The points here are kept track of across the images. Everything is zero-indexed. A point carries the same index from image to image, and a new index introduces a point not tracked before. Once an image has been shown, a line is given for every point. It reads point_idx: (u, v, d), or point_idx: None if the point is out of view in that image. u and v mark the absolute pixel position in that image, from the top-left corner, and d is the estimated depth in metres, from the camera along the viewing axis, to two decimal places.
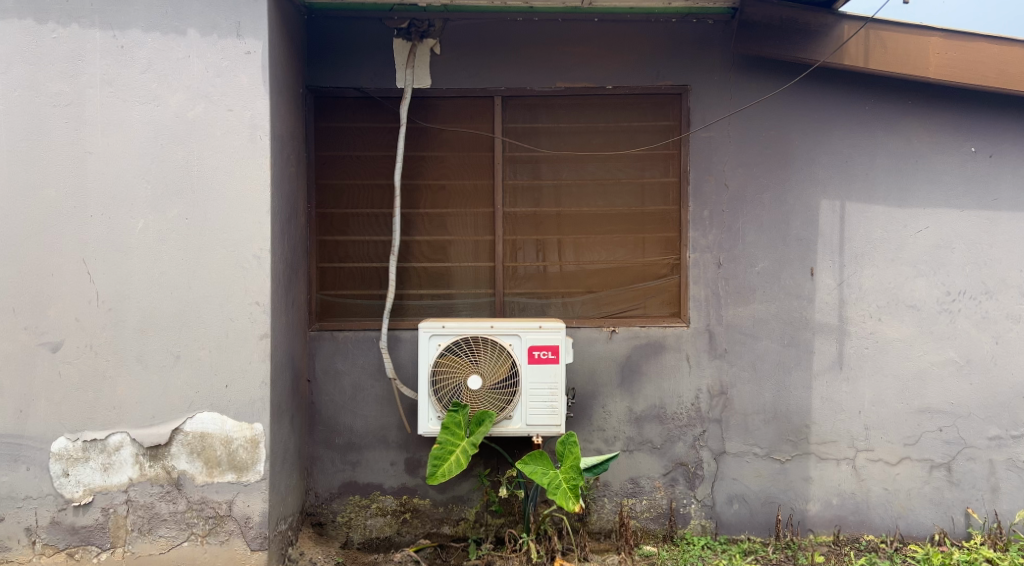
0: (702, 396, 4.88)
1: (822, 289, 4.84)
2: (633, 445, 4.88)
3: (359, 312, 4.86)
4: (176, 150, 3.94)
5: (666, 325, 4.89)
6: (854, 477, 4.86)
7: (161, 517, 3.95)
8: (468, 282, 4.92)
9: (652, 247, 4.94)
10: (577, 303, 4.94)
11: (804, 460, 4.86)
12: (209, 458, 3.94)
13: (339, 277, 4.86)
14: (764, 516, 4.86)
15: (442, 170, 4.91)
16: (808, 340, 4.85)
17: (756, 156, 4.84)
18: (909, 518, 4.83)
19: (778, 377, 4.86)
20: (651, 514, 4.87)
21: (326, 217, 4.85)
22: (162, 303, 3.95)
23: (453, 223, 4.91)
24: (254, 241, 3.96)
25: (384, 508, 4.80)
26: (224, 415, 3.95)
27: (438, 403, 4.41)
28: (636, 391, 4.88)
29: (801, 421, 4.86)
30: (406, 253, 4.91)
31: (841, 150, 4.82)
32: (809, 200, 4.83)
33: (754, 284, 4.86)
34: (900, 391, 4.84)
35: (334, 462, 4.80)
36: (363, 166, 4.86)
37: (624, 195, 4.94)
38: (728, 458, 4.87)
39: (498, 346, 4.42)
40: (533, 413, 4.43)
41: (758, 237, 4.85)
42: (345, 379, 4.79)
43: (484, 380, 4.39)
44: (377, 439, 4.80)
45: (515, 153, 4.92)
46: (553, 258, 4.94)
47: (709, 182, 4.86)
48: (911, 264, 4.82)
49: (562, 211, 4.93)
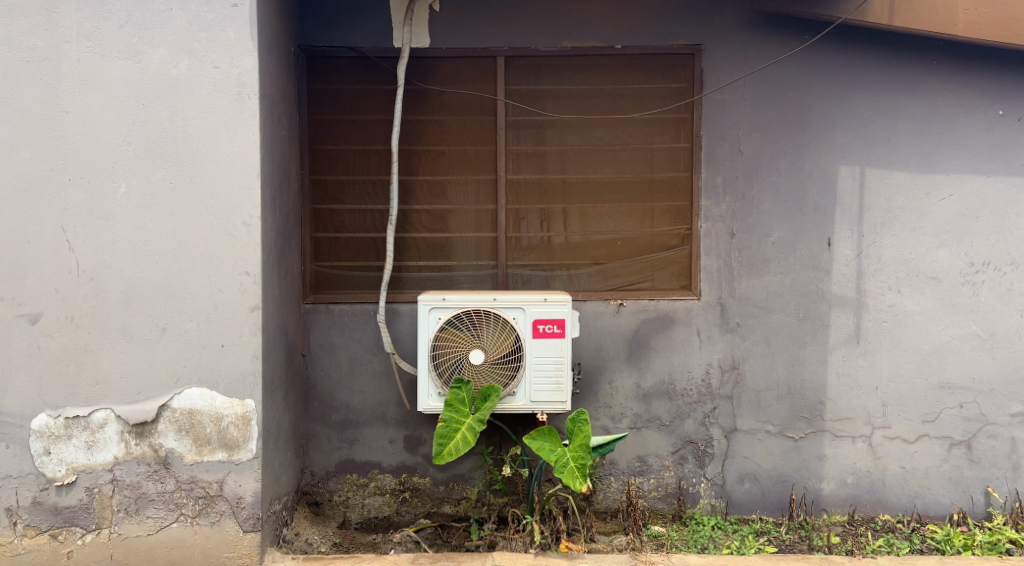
0: (713, 371, 4.70)
1: (840, 260, 4.65)
2: (641, 423, 4.71)
3: (356, 284, 4.66)
4: (158, 110, 3.71)
5: (676, 298, 4.70)
6: (870, 454, 4.69)
7: (148, 497, 3.77)
8: (470, 253, 4.72)
9: (662, 217, 4.74)
10: (584, 275, 4.74)
11: (818, 438, 4.69)
12: (197, 436, 3.76)
13: (335, 248, 4.66)
14: (777, 495, 4.70)
15: (442, 134, 4.68)
16: (824, 313, 4.67)
17: (772, 120, 4.61)
18: (926, 497, 4.67)
19: (792, 352, 4.68)
20: (659, 493, 4.72)
21: (320, 185, 4.63)
22: (146, 273, 3.74)
23: (453, 192, 4.70)
24: (244, 207, 3.75)
25: (383, 487, 4.64)
26: (214, 391, 3.76)
27: (439, 379, 4.22)
28: (644, 366, 4.70)
29: (816, 397, 4.68)
30: (405, 223, 4.70)
31: (861, 114, 4.59)
32: (827, 167, 4.62)
33: (769, 255, 4.66)
34: (919, 366, 4.66)
35: (330, 440, 4.63)
36: (359, 131, 4.63)
37: (632, 162, 4.72)
38: (739, 435, 4.71)
39: (501, 319, 4.22)
40: (537, 389, 4.25)
41: (774, 205, 4.64)
42: (341, 354, 4.60)
43: (487, 355, 4.20)
44: (376, 416, 4.63)
45: (518, 117, 4.69)
46: (559, 228, 4.73)
47: (722, 147, 4.64)
48: (933, 234, 4.62)
49: (567, 178, 4.72)
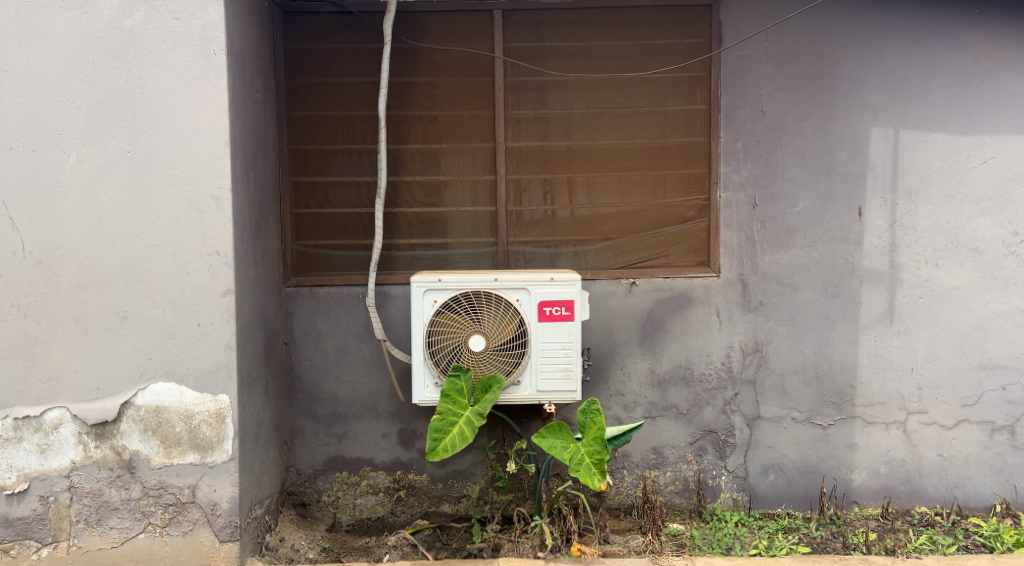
0: (734, 354, 4.32)
1: (871, 231, 4.27)
2: (656, 411, 4.33)
3: (342, 264, 4.25)
4: (111, 68, 3.27)
5: (693, 275, 4.30)
6: (905, 442, 4.32)
7: (111, 506, 3.36)
8: (467, 229, 4.32)
9: (677, 187, 4.33)
10: (592, 252, 4.34)
11: (848, 425, 4.32)
12: (166, 436, 3.35)
13: (318, 226, 4.23)
14: (804, 487, 4.33)
15: (435, 98, 4.26)
16: (854, 289, 4.29)
17: (797, 78, 4.21)
18: (967, 487, 4.31)
19: (819, 332, 4.30)
20: (676, 487, 4.35)
21: (301, 155, 4.20)
22: (102, 254, 3.31)
23: (448, 162, 4.28)
24: (212, 178, 3.32)
25: (375, 486, 4.26)
26: (182, 386, 3.35)
27: (435, 368, 3.82)
28: (659, 350, 4.31)
29: (846, 381, 4.31)
30: (395, 197, 4.28)
31: (894, 70, 4.20)
32: (858, 129, 4.23)
33: (794, 227, 4.27)
34: (958, 346, 4.29)
35: (317, 435, 4.23)
36: (342, 96, 4.19)
37: (643, 126, 4.31)
38: (763, 423, 4.33)
39: (503, 302, 3.81)
40: (544, 378, 3.85)
41: (799, 171, 4.25)
42: (328, 341, 4.20)
43: (487, 341, 3.80)
44: (367, 408, 4.24)
45: (518, 77, 4.27)
46: (563, 201, 4.32)
47: (743, 109, 4.23)
48: (973, 201, 4.24)
49: (572, 144, 4.30)
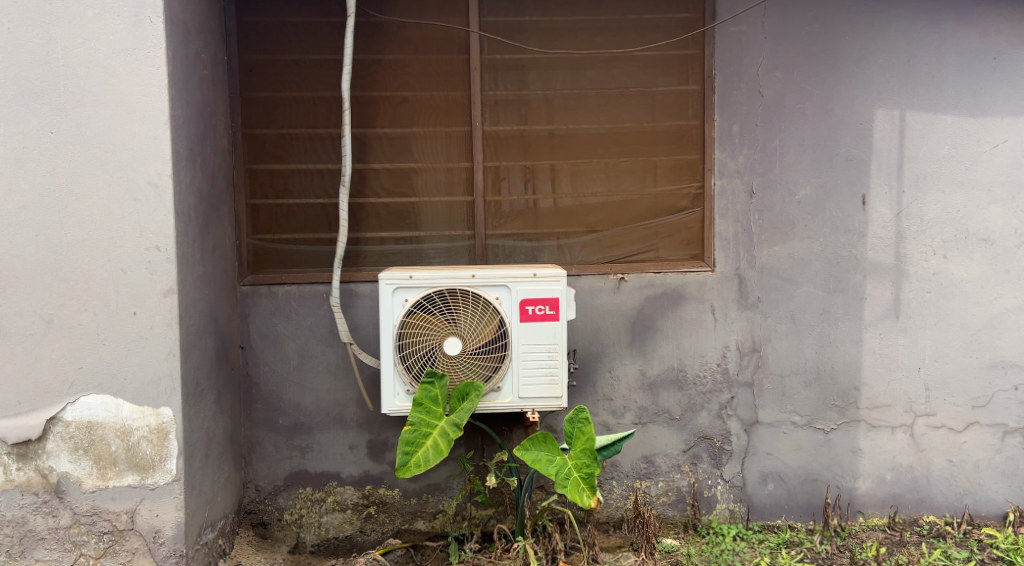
0: (730, 355, 4.01)
1: (876, 221, 3.97)
2: (647, 417, 4.00)
3: (304, 260, 3.88)
4: (31, 36, 2.88)
5: (686, 270, 3.98)
6: (912, 447, 4.03)
7: (37, 536, 2.97)
8: (440, 222, 3.96)
9: (668, 175, 4.01)
10: (577, 245, 4.00)
11: (852, 429, 4.02)
12: (100, 456, 2.97)
13: (277, 218, 3.85)
14: (805, 496, 4.03)
15: (405, 78, 3.90)
16: (858, 284, 3.99)
17: (797, 56, 3.90)
18: (977, 494, 4.03)
19: (820, 330, 4.00)
20: (669, 499, 4.03)
21: (257, 140, 3.81)
22: (23, 250, 2.92)
23: (420, 148, 3.92)
24: (150, 162, 2.94)
25: (342, 502, 3.89)
26: (118, 399, 2.97)
27: (407, 374, 3.46)
28: (650, 351, 3.98)
29: (850, 382, 4.01)
30: (361, 186, 3.91)
31: (901, 47, 3.90)
32: (861, 111, 3.92)
33: (794, 217, 3.97)
34: (968, 343, 4.01)
35: (278, 448, 3.85)
36: (302, 75, 3.81)
37: (631, 108, 3.99)
38: (761, 429, 4.02)
39: (481, 301, 3.46)
40: (527, 384, 3.51)
41: (799, 157, 3.94)
42: (289, 345, 3.83)
43: (464, 343, 3.44)
44: (332, 418, 3.87)
45: (496, 56, 3.92)
46: (546, 190, 3.99)
47: (739, 90, 3.91)
48: (984, 188, 3.96)
49: (555, 129, 3.97)
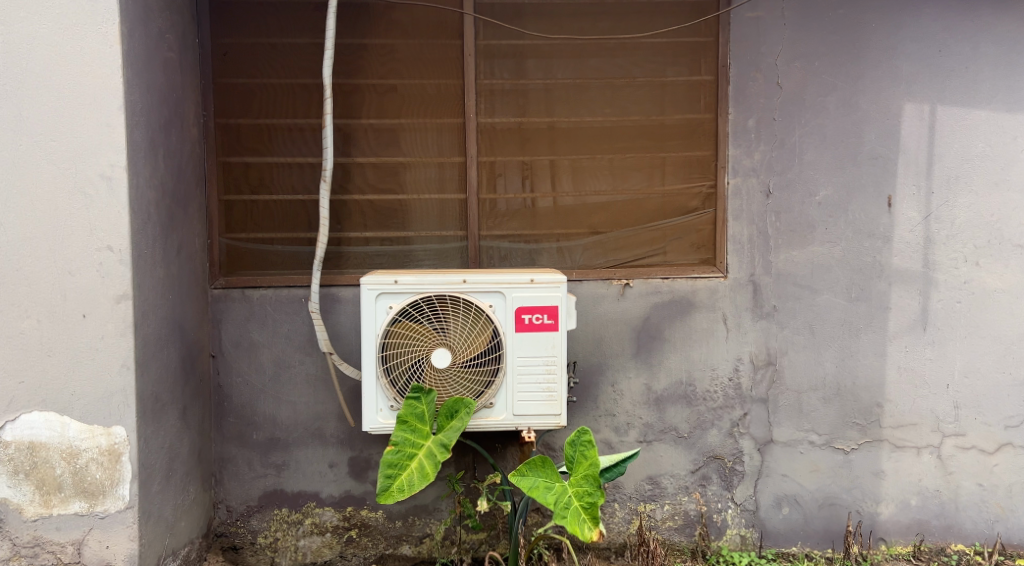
0: (743, 369, 3.70)
1: (902, 225, 3.66)
2: (652, 435, 3.70)
3: (281, 262, 3.56)
4: None
5: (697, 275, 3.67)
6: (940, 470, 3.72)
7: None
8: (430, 221, 3.65)
9: (677, 172, 3.70)
10: (578, 247, 3.69)
11: (874, 450, 3.72)
12: (42, 480, 2.76)
13: (253, 216, 3.54)
14: (823, 522, 3.73)
15: (393, 64, 3.59)
16: (882, 292, 3.68)
17: (819, 44, 3.59)
18: (1009, 522, 3.72)
19: (841, 342, 3.69)
20: (675, 523, 3.72)
21: (232, 130, 3.50)
22: None
23: (409, 141, 3.61)
24: (101, 152, 2.74)
25: (321, 525, 3.57)
26: (64, 417, 2.77)
27: (391, 389, 3.15)
28: (656, 363, 3.67)
29: (872, 399, 3.70)
30: (344, 182, 3.60)
31: (932, 36, 3.59)
32: (888, 104, 3.61)
33: (814, 219, 3.66)
34: (1001, 357, 3.70)
35: (251, 466, 3.54)
36: (280, 60, 3.50)
37: (638, 100, 3.68)
38: (776, 448, 3.71)
39: (473, 308, 3.15)
40: (523, 400, 3.20)
41: (821, 154, 3.63)
42: (263, 354, 3.51)
43: (454, 355, 3.13)
44: (310, 434, 3.55)
45: (492, 42, 3.61)
46: (545, 188, 3.68)
47: (756, 80, 3.61)
48: (1021, 190, 3.65)
49: (555, 122, 3.66)
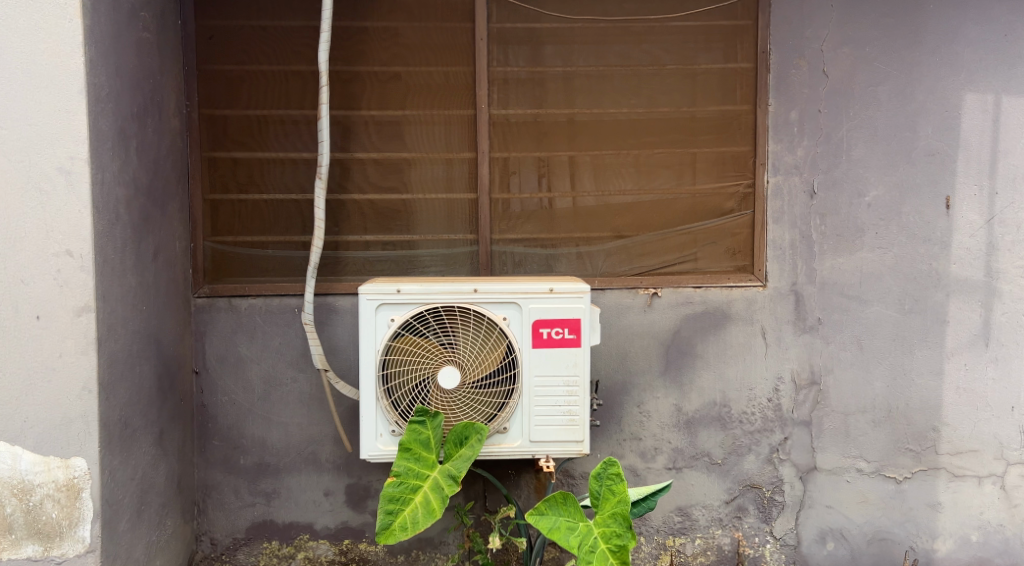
0: (783, 388, 3.33)
1: (962, 229, 3.29)
2: (682, 461, 3.33)
3: (272, 268, 3.21)
4: None
5: (732, 284, 3.30)
6: (1003, 501, 3.34)
7: None
8: (437, 223, 3.30)
9: (710, 170, 3.34)
10: (600, 253, 3.33)
11: (929, 479, 3.34)
12: None
13: (241, 217, 3.19)
14: (872, 559, 3.35)
15: (397, 50, 3.25)
16: (939, 304, 3.30)
17: (870, 28, 3.23)
18: None
19: (893, 360, 3.31)
20: (708, 560, 3.34)
21: (218, 122, 3.16)
22: None
23: (414, 134, 3.27)
24: (60, 143, 2.42)
25: (315, 559, 3.22)
26: (15, 448, 2.46)
27: (392, 412, 2.79)
28: (687, 382, 3.31)
29: (927, 423, 3.33)
30: (342, 180, 3.25)
31: (995, 19, 3.23)
32: (947, 95, 3.25)
33: (863, 223, 3.29)
34: None
35: (238, 494, 3.19)
36: (272, 45, 3.16)
37: (667, 90, 3.32)
38: (820, 477, 3.34)
39: (485, 322, 2.80)
40: (541, 425, 2.84)
41: (871, 151, 3.27)
42: (252, 370, 3.17)
43: (463, 374, 2.77)
44: (304, 458, 3.20)
45: (506, 25, 3.26)
46: (563, 187, 3.32)
47: (799, 68, 3.24)
48: None
49: (575, 114, 3.31)
